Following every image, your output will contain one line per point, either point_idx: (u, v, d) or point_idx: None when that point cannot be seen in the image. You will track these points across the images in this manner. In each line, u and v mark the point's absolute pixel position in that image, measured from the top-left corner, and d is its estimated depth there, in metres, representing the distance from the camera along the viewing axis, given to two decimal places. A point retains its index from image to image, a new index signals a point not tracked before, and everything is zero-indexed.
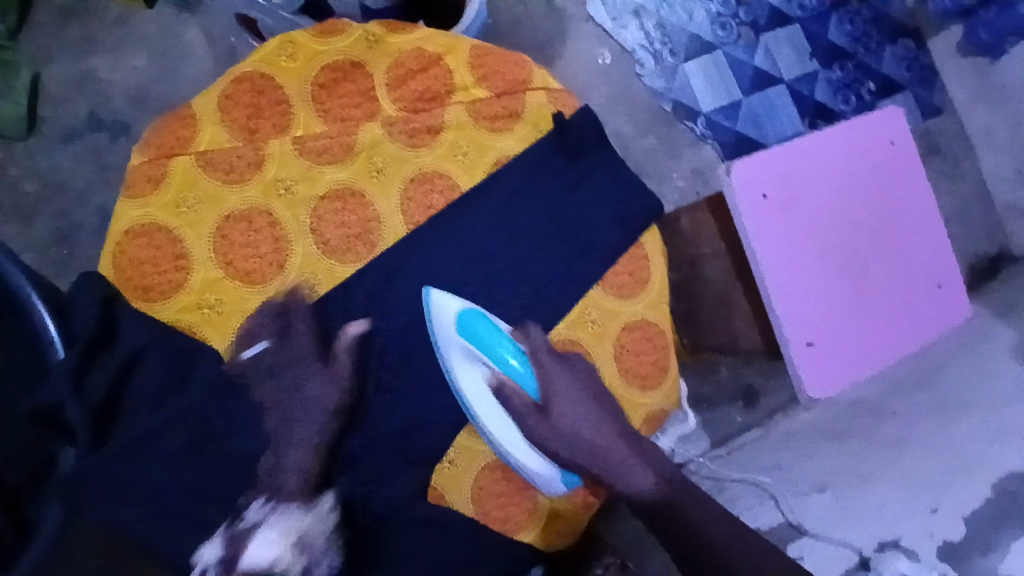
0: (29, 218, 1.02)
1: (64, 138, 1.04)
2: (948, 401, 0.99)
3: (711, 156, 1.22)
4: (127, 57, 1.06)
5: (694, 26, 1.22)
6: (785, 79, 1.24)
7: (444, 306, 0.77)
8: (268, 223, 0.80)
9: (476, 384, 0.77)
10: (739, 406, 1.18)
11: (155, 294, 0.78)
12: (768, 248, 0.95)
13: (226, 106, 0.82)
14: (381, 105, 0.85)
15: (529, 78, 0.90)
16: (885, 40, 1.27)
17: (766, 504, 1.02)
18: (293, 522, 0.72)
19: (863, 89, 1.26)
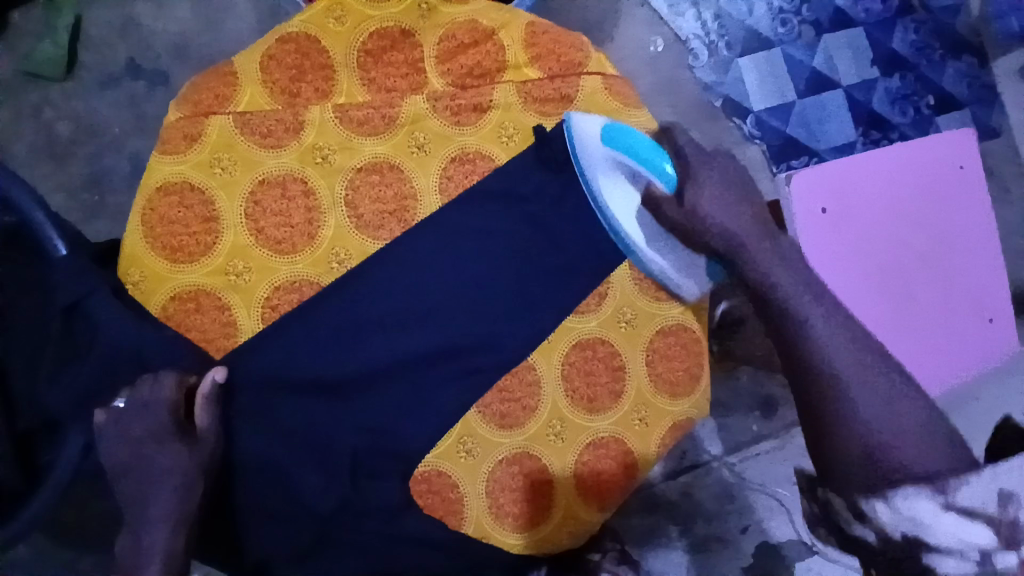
0: (62, 159, 1.00)
1: (102, 84, 1.02)
2: None
3: (757, 158, 1.14)
4: (170, 7, 1.03)
5: (754, 21, 1.15)
6: (842, 84, 1.17)
7: (587, 127, 0.79)
8: (303, 191, 0.77)
9: (623, 195, 0.79)
10: (755, 416, 0.98)
11: (183, 255, 0.76)
12: (815, 262, 0.90)
13: (269, 66, 0.78)
14: (428, 79, 0.81)
15: (585, 61, 0.84)
16: (948, 54, 1.20)
17: (779, 517, 0.94)
18: None
19: (921, 103, 1.19)
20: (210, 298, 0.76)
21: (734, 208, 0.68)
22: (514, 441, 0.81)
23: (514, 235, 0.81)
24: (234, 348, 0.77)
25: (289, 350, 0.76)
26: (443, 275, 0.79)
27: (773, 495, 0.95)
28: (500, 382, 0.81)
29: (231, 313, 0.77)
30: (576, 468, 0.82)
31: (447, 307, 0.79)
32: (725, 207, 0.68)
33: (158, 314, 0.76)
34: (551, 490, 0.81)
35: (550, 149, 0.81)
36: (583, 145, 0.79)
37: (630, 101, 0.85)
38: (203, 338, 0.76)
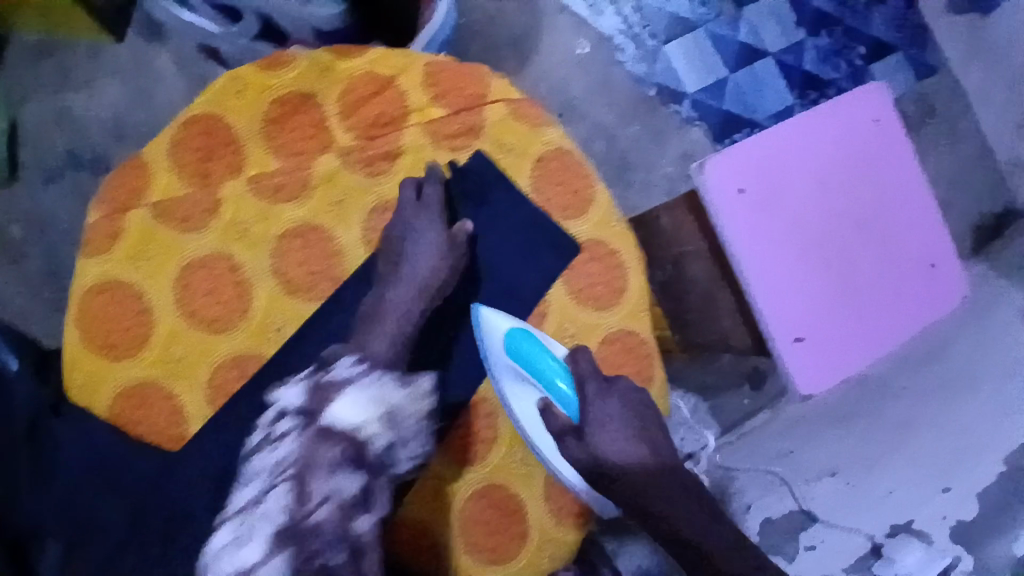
0: (17, 257, 1.09)
1: (44, 179, 1.11)
2: (956, 379, 1.09)
3: (700, 138, 1.26)
4: (101, 90, 1.12)
5: (673, 6, 1.24)
6: (771, 51, 1.26)
7: (495, 326, 0.77)
8: (229, 267, 0.78)
9: (525, 398, 0.79)
10: (745, 393, 1.25)
11: (122, 350, 0.77)
12: (746, 247, 0.90)
13: (177, 151, 0.78)
14: (336, 136, 0.81)
15: (487, 91, 0.84)
16: (873, 2, 1.28)
17: (778, 492, 1.09)
18: (387, 392, 0.71)
19: (853, 54, 1.28)
20: (157, 388, 0.77)
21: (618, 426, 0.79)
22: (478, 475, 0.82)
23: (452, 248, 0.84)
24: (183, 438, 0.77)
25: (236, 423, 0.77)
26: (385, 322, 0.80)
27: (767, 470, 1.11)
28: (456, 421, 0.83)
29: (178, 401, 0.77)
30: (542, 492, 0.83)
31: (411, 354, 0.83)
32: (610, 431, 0.79)
33: (107, 414, 0.77)
34: (522, 518, 0.82)
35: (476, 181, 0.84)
36: (491, 347, 0.77)
37: (539, 122, 0.85)
38: (162, 432, 0.77)
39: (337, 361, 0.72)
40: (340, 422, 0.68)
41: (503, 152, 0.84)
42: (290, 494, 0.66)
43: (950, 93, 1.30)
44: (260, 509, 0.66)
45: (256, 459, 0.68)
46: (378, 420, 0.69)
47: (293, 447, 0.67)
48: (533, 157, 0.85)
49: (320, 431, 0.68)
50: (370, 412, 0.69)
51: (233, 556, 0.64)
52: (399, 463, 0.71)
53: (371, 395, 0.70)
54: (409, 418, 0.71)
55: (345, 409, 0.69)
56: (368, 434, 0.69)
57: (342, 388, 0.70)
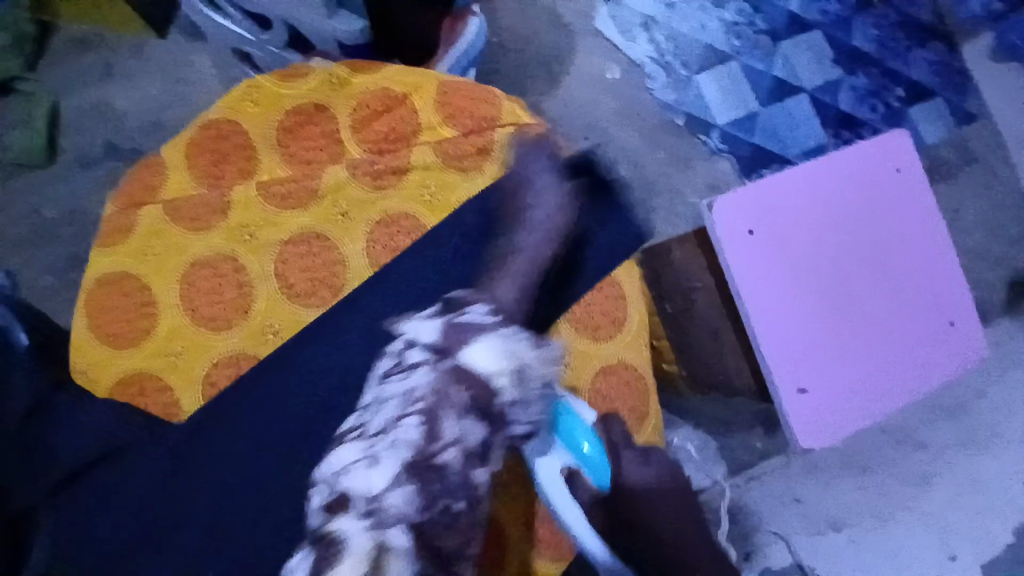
0: (48, 241, 1.12)
1: (80, 167, 1.15)
2: (975, 437, 1.14)
3: (727, 169, 1.23)
4: (141, 87, 1.17)
5: (708, 37, 1.25)
6: (805, 87, 1.25)
7: None
8: (233, 268, 0.79)
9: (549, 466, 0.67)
10: (758, 433, 1.14)
11: (122, 340, 0.79)
12: (752, 288, 0.88)
13: (194, 152, 0.81)
14: (346, 148, 0.83)
15: (498, 114, 0.85)
16: (913, 44, 1.26)
17: (779, 544, 1.11)
18: (520, 345, 0.67)
19: (891, 96, 1.25)
20: (151, 381, 0.78)
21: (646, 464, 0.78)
22: None
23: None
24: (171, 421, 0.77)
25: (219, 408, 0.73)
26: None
27: (775, 519, 1.12)
28: None
29: (168, 396, 0.77)
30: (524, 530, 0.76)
31: None
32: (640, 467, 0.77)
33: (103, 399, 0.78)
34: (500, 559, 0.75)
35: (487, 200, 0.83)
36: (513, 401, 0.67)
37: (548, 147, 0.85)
38: (160, 415, 0.76)
39: (472, 306, 0.70)
40: (473, 367, 0.65)
41: None
42: (422, 428, 0.63)
43: (989, 141, 1.25)
44: (387, 436, 0.64)
45: (387, 385, 0.67)
46: (509, 374, 0.65)
47: (424, 380, 0.65)
48: None
49: (451, 370, 0.65)
50: (502, 363, 0.65)
51: (363, 476, 0.62)
52: (515, 423, 0.64)
53: (509, 346, 0.66)
54: (536, 379, 0.66)
55: (479, 355, 0.65)
56: (497, 385, 0.65)
57: (477, 331, 0.67)
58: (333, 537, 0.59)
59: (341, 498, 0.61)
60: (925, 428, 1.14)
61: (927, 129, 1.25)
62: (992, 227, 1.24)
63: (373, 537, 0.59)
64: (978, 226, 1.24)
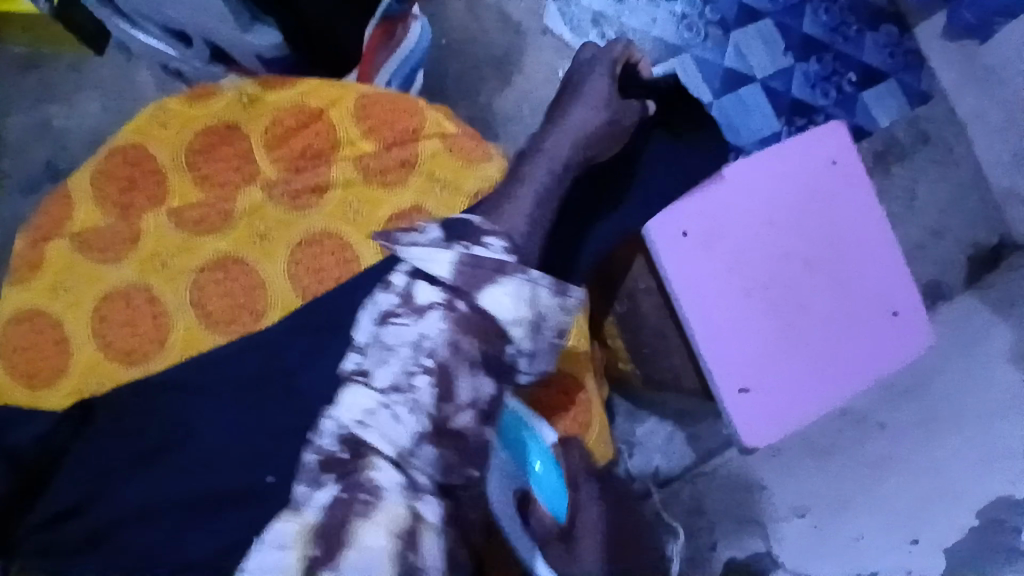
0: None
1: (27, 191, 1.13)
2: (936, 417, 1.07)
3: None
4: (81, 104, 1.13)
5: (659, 30, 1.24)
6: (758, 76, 1.24)
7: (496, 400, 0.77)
8: (147, 299, 0.76)
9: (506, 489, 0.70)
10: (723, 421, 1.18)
11: (37, 381, 0.75)
12: (689, 289, 0.87)
13: (100, 180, 0.78)
14: (261, 168, 0.80)
15: (421, 124, 0.83)
16: (865, 28, 1.25)
17: (755, 533, 1.11)
18: (544, 293, 0.63)
19: (843, 80, 1.24)
20: None
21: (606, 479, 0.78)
22: None
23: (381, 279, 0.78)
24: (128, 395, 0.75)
25: (177, 411, 0.69)
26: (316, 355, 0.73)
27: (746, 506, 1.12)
28: None
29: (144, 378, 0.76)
30: None
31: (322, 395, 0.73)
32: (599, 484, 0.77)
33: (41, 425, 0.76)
34: None
35: (417, 212, 0.80)
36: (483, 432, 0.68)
37: (473, 157, 0.84)
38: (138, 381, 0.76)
39: (488, 241, 0.66)
40: (495, 310, 0.61)
41: (438, 186, 0.82)
42: (434, 387, 0.58)
43: (944, 122, 1.24)
44: (400, 392, 0.58)
45: (391, 328, 0.61)
46: (528, 322, 0.62)
47: (438, 324, 0.60)
48: (468, 193, 0.82)
49: (467, 312, 0.60)
50: (522, 310, 0.61)
51: (381, 433, 0.56)
52: (522, 373, 0.63)
53: (531, 294, 0.62)
54: (552, 329, 0.63)
55: (499, 299, 0.61)
56: (515, 333, 0.61)
57: (498, 276, 0.62)
58: (355, 496, 0.52)
59: (354, 447, 0.56)
60: (884, 407, 1.11)
61: (879, 113, 1.24)
62: (948, 207, 1.24)
63: (407, 500, 0.54)
64: (931, 206, 1.24)
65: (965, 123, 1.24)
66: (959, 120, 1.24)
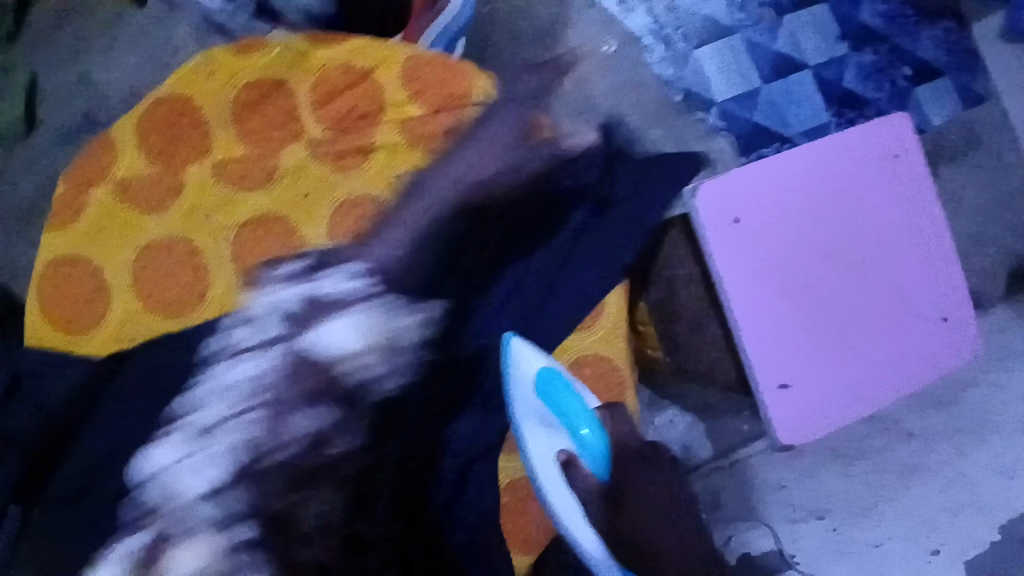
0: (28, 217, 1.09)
1: (59, 141, 1.11)
2: (966, 425, 1.02)
3: (724, 148, 1.17)
4: (119, 57, 1.12)
5: (710, 9, 1.19)
6: (810, 64, 1.19)
7: (524, 359, 0.67)
8: (189, 252, 0.76)
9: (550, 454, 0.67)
10: (745, 417, 1.10)
11: (78, 326, 0.76)
12: (737, 279, 0.83)
13: (145, 128, 0.77)
14: (306, 126, 0.78)
15: (470, 91, 0.80)
16: (922, 22, 1.21)
17: (761, 530, 1.01)
18: (382, 317, 0.70)
19: (898, 75, 1.20)
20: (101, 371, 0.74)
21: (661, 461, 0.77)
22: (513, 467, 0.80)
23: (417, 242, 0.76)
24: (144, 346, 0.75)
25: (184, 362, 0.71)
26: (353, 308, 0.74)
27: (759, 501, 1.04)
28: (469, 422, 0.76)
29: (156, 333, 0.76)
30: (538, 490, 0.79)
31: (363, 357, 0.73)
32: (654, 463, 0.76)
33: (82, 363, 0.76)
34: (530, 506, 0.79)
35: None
36: (516, 390, 0.66)
37: (521, 128, 0.80)
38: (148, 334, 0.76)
39: (319, 272, 0.73)
40: (326, 347, 0.69)
41: None
42: (260, 424, 0.67)
43: (994, 125, 1.21)
44: (215, 434, 0.67)
45: (224, 369, 0.70)
46: (366, 347, 0.69)
47: (269, 363, 0.69)
48: None
49: (332, 352, 0.69)
50: (358, 341, 0.69)
51: (185, 479, 0.65)
52: (381, 385, 0.68)
53: (363, 322, 0.70)
54: (400, 348, 0.69)
55: (333, 331, 0.69)
56: (350, 358, 0.69)
57: (329, 315, 0.70)
58: (183, 534, 0.63)
59: (163, 494, 0.65)
60: (913, 413, 1.04)
61: (931, 111, 1.20)
62: (994, 214, 1.20)
63: (212, 537, 0.62)
64: (977, 211, 1.20)
65: (1015, 126, 1.21)
66: (1010, 124, 1.21)
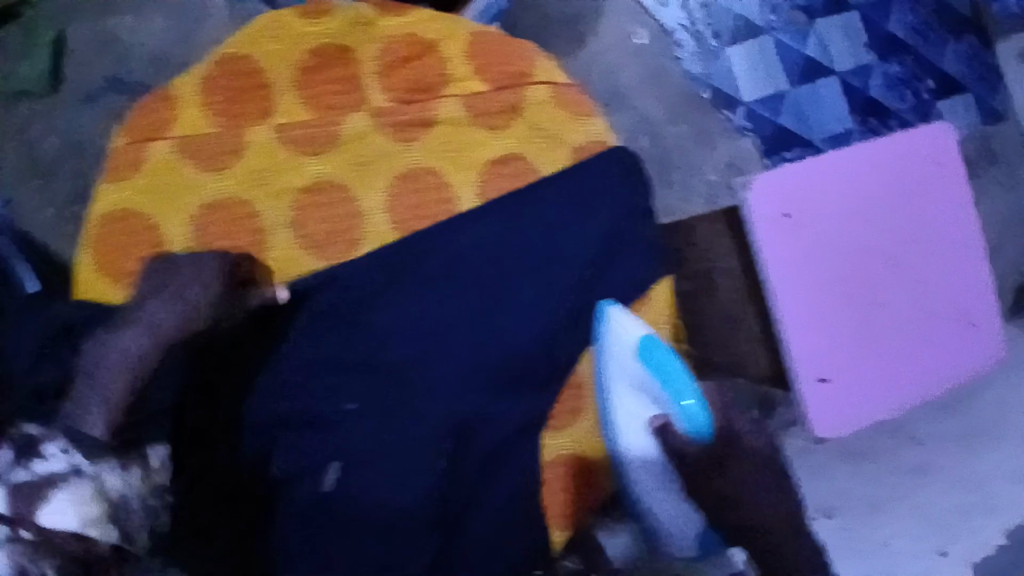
0: (51, 174, 1.07)
1: (85, 100, 1.09)
2: (980, 428, 0.92)
3: (749, 149, 1.18)
4: (149, 21, 1.11)
5: (743, 8, 1.18)
6: (836, 70, 1.18)
7: (626, 327, 0.77)
8: (246, 214, 0.77)
9: (636, 412, 0.78)
10: None
11: (131, 281, 0.76)
12: (783, 271, 0.85)
13: (207, 87, 0.77)
14: (369, 95, 0.78)
15: (531, 69, 0.81)
16: (948, 36, 1.21)
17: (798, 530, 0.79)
18: (106, 477, 0.58)
19: (921, 87, 1.19)
20: None
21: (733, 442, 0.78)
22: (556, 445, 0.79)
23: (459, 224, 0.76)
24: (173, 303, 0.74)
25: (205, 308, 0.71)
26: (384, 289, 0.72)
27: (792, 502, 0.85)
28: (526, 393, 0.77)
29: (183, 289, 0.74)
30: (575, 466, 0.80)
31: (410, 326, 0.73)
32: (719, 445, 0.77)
33: None
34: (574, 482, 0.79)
35: (518, 160, 0.80)
36: (616, 348, 0.77)
37: (581, 111, 0.82)
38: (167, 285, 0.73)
39: (43, 453, 0.58)
40: (53, 524, 0.55)
41: (540, 136, 0.80)
42: None
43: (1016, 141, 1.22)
44: None
45: None
46: (93, 522, 0.56)
47: None
48: (569, 146, 0.81)
49: (31, 542, 0.54)
50: (86, 514, 0.56)
51: None
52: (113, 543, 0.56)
53: (84, 492, 0.56)
54: (142, 508, 0.59)
55: (56, 516, 0.55)
56: (91, 533, 0.56)
57: (47, 490, 0.56)
58: None
59: None
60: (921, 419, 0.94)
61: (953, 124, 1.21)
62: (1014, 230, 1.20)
63: None
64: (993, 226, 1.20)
65: None
66: None
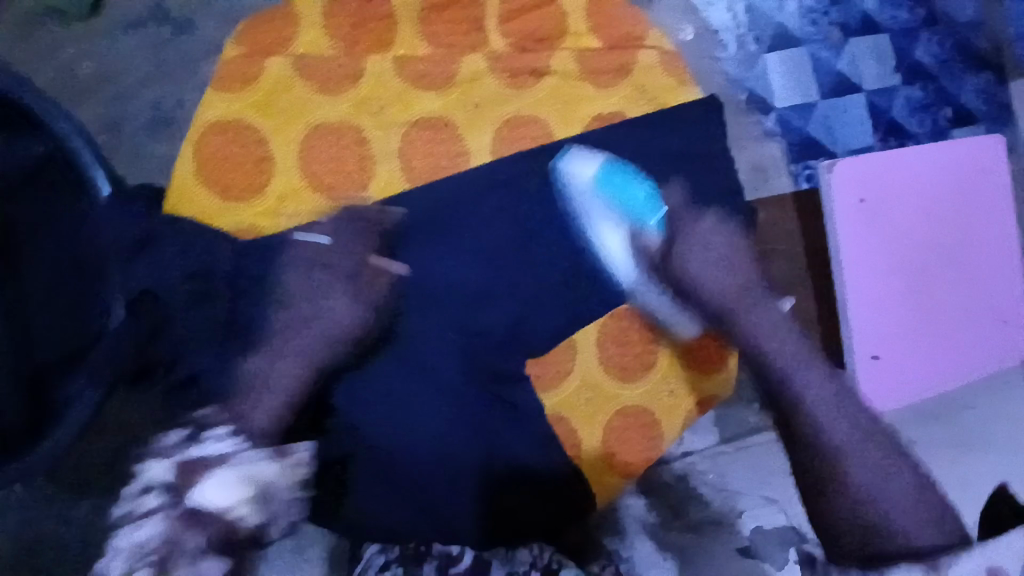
0: (77, 102, 0.88)
1: (127, 26, 0.89)
2: (970, 436, 0.86)
3: (776, 155, 1.11)
4: None
5: (783, 16, 1.12)
6: (864, 88, 1.14)
7: (582, 170, 0.80)
8: (357, 139, 0.77)
9: (614, 237, 0.81)
10: None
11: (235, 193, 0.75)
12: (851, 251, 0.91)
13: (331, 12, 0.78)
14: (489, 38, 0.82)
15: (643, 35, 0.87)
16: (969, 68, 1.16)
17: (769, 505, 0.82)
18: (260, 467, 0.64)
19: (939, 115, 1.15)
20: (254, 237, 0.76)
21: (721, 275, 0.79)
22: (629, 397, 0.86)
23: (551, 190, 0.80)
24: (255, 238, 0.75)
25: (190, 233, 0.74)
26: (443, 240, 0.75)
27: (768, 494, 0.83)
28: (598, 337, 0.85)
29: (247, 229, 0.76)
30: (627, 422, 0.86)
31: (497, 291, 0.75)
32: (713, 271, 0.79)
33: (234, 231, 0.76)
34: (629, 438, 0.86)
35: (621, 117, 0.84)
36: (580, 194, 0.80)
37: (684, 80, 0.87)
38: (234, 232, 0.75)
39: (211, 433, 0.65)
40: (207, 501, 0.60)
41: (644, 99, 0.85)
42: None
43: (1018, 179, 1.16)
44: None
45: (124, 532, 0.60)
46: (249, 500, 0.62)
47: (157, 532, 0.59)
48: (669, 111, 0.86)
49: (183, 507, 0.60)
50: (240, 492, 0.62)
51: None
52: (271, 523, 0.64)
53: (241, 474, 0.62)
54: (281, 495, 0.65)
55: (215, 491, 0.61)
56: (239, 513, 0.61)
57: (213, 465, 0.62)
58: None
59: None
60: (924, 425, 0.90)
61: None
62: None
63: None
64: None
65: None
66: None
